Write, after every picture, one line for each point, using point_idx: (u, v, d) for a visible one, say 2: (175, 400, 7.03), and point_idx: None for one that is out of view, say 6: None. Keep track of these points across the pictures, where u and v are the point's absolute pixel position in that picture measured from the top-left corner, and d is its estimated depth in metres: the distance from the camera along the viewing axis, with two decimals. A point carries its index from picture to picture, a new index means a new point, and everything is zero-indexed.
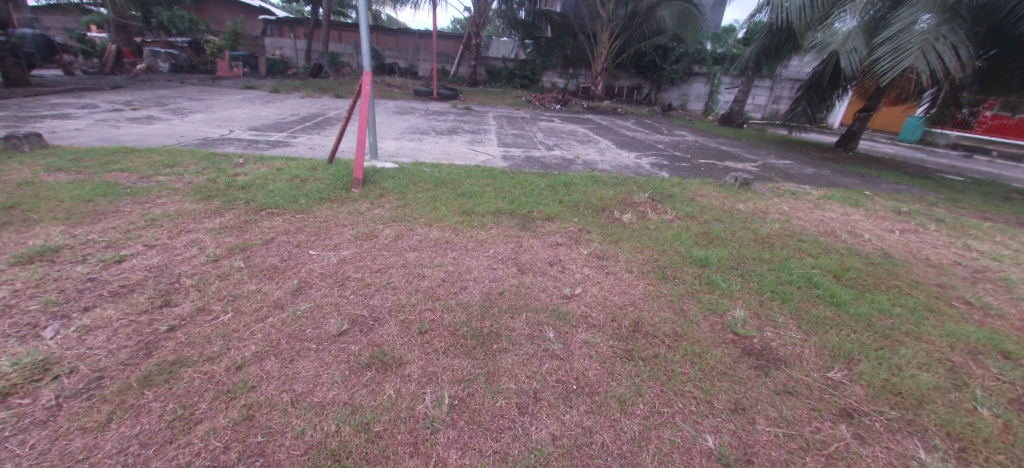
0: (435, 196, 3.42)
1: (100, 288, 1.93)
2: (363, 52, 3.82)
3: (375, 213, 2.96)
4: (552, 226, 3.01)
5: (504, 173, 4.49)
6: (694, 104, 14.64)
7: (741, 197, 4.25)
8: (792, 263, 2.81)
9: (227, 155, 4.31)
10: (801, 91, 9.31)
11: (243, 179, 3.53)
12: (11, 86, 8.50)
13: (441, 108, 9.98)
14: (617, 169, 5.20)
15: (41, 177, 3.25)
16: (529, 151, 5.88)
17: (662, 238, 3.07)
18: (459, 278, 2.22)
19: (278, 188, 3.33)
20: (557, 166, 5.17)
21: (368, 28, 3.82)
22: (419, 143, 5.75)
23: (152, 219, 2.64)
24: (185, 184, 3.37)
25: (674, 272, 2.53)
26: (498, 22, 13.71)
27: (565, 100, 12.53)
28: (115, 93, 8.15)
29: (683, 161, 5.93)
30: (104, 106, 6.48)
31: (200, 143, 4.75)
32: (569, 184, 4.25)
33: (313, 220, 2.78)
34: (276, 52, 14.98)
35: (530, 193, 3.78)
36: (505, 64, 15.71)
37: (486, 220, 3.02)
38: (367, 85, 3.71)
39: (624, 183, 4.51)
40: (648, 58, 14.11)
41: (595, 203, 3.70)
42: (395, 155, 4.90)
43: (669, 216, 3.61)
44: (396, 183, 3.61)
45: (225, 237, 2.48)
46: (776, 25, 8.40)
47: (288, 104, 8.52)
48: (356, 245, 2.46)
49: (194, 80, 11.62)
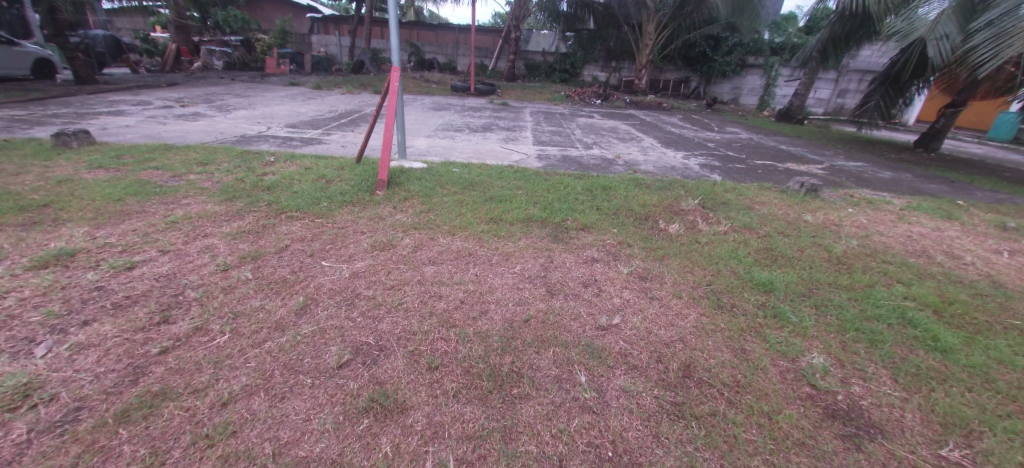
0: (462, 200, 3.18)
1: (104, 299, 1.84)
2: (392, 46, 3.63)
3: (397, 220, 2.76)
4: (588, 238, 2.69)
5: (538, 174, 4.20)
6: (747, 98, 13.61)
7: (807, 206, 3.73)
8: (878, 293, 2.34)
9: (260, 153, 4.29)
10: (873, 83, 8.34)
11: (269, 179, 3.46)
12: (82, 84, 9.14)
13: (476, 104, 9.79)
14: (661, 170, 4.78)
15: (80, 175, 3.31)
16: (566, 149, 5.54)
17: (715, 255, 2.68)
18: (480, 299, 1.96)
19: (302, 189, 3.22)
20: (596, 166, 4.81)
21: (398, 21, 3.62)
22: (451, 141, 5.57)
23: (172, 221, 2.58)
24: (213, 184, 3.33)
25: (731, 300, 2.15)
26: (538, 15, 13.35)
27: (606, 94, 11.99)
28: (171, 90, 8.56)
29: (736, 162, 5.39)
30: (156, 103, 6.76)
31: (237, 140, 4.78)
32: (608, 187, 3.89)
33: (332, 226, 2.62)
34: (321, 49, 15.40)
35: (564, 198, 3.47)
36: (545, 57, 15.30)
37: (513, 229, 2.75)
38: (395, 81, 3.51)
39: (669, 187, 4.10)
40: (697, 49, 13.25)
41: (637, 210, 3.34)
42: (425, 153, 4.73)
43: (723, 228, 3.19)
44: (422, 185, 3.41)
45: (240, 242, 2.36)
46: (847, 11, 7.53)
47: (328, 100, 8.61)
48: (371, 257, 2.26)
49: (244, 77, 12.09)
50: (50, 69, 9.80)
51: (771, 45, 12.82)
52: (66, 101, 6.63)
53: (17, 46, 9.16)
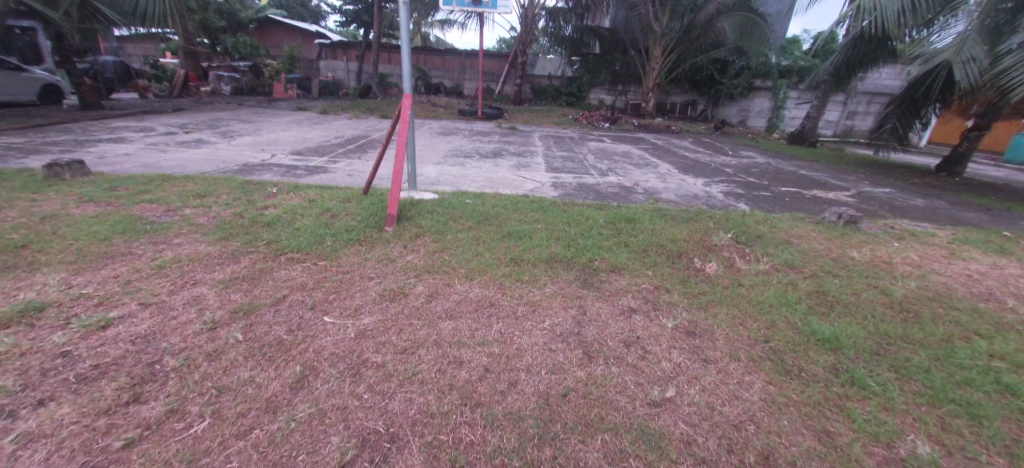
0: (477, 236, 2.93)
1: (69, 370, 1.57)
2: (404, 72, 3.42)
3: (409, 262, 2.49)
4: (621, 282, 2.42)
5: (556, 205, 3.95)
6: (755, 120, 13.50)
7: (849, 240, 3.46)
8: (960, 352, 2.04)
9: (262, 183, 4.08)
10: (889, 106, 8.16)
11: (270, 213, 3.22)
12: (88, 110, 9.11)
13: (485, 128, 9.68)
14: (684, 199, 4.53)
15: (68, 211, 3.10)
16: (581, 176, 5.31)
17: (765, 302, 2.38)
18: (508, 366, 1.66)
19: (304, 225, 2.98)
20: (615, 195, 4.56)
21: (409, 46, 3.43)
22: (462, 168, 5.36)
23: (159, 266, 2.33)
24: (209, 219, 3.09)
25: (798, 363, 1.85)
26: (544, 40, 13.48)
27: (614, 117, 11.90)
28: (177, 116, 8.50)
29: (761, 189, 5.15)
30: (160, 130, 6.64)
31: (239, 169, 4.58)
32: (633, 219, 3.65)
33: (337, 270, 2.36)
34: (329, 74, 15.53)
35: (588, 233, 3.21)
36: (551, 81, 15.35)
37: (538, 272, 2.48)
38: (407, 108, 3.32)
39: (697, 218, 3.85)
40: (704, 72, 13.25)
41: (667, 247, 3.06)
42: (435, 182, 4.53)
43: (764, 267, 2.92)
44: (434, 219, 3.17)
45: (233, 292, 2.10)
46: (861, 34, 7.38)
47: (334, 125, 8.52)
48: (380, 310, 1.98)
49: (251, 102, 12.11)
50: (58, 95, 9.82)
51: (779, 68, 12.80)
52: (68, 128, 6.51)
53: (26, 72, 9.23)
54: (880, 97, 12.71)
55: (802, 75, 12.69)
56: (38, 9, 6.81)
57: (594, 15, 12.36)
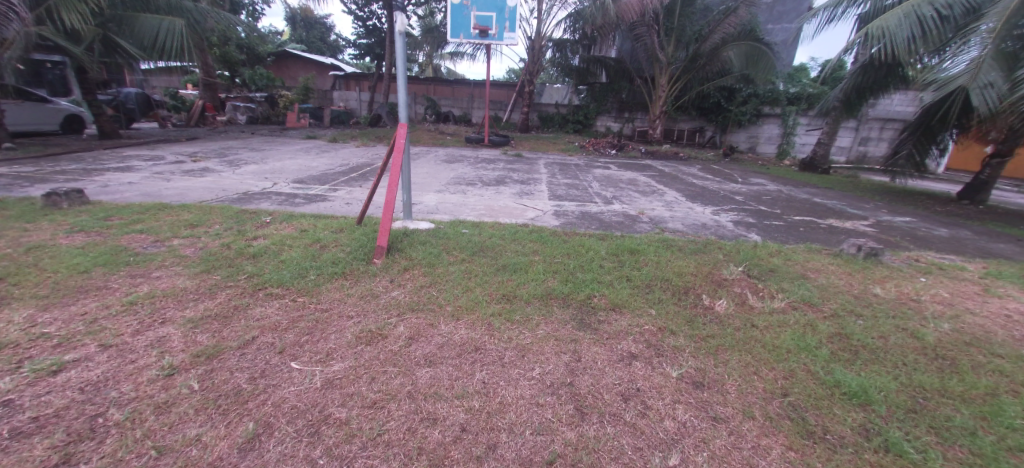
0: (470, 270, 2.77)
1: (4, 422, 1.42)
2: (400, 102, 3.36)
3: (394, 298, 2.34)
4: (621, 322, 2.22)
5: (556, 235, 3.80)
6: (764, 147, 13.35)
7: (871, 275, 3.22)
8: (1009, 409, 1.78)
9: (257, 212, 4.01)
10: (903, 132, 7.96)
11: (259, 244, 3.12)
12: (105, 139, 9.36)
13: (491, 156, 9.70)
14: (691, 228, 4.34)
15: (56, 241, 3.04)
16: (585, 204, 5.17)
17: (782, 348, 2.16)
18: (488, 424, 1.47)
19: (291, 257, 2.86)
20: (619, 224, 4.40)
21: (406, 75, 3.38)
22: (463, 196, 5.27)
23: (131, 302, 2.22)
24: (196, 250, 3.00)
25: (821, 422, 1.62)
26: (551, 70, 13.74)
27: (621, 144, 11.88)
28: (189, 145, 8.67)
29: (773, 218, 4.95)
30: (169, 159, 6.75)
31: (238, 198, 4.54)
32: (636, 250, 3.47)
33: (316, 307, 2.21)
34: (342, 104, 15.96)
35: (588, 265, 3.04)
36: (558, 109, 15.51)
37: (530, 310, 2.29)
38: (401, 137, 3.24)
39: (705, 249, 3.66)
40: (711, 99, 13.27)
41: (673, 282, 2.87)
42: (433, 210, 4.43)
43: (779, 304, 2.70)
44: (426, 251, 3.03)
45: (201, 332, 1.96)
46: (869, 60, 7.28)
47: (342, 153, 8.60)
48: (354, 355, 1.81)
49: (264, 130, 12.41)
50: (79, 125, 10.17)
51: (787, 95, 12.77)
52: (80, 156, 6.65)
53: (51, 103, 9.60)
54: (893, 124, 12.51)
55: (811, 102, 12.60)
56: (62, 44, 7.11)
57: (600, 46, 12.63)
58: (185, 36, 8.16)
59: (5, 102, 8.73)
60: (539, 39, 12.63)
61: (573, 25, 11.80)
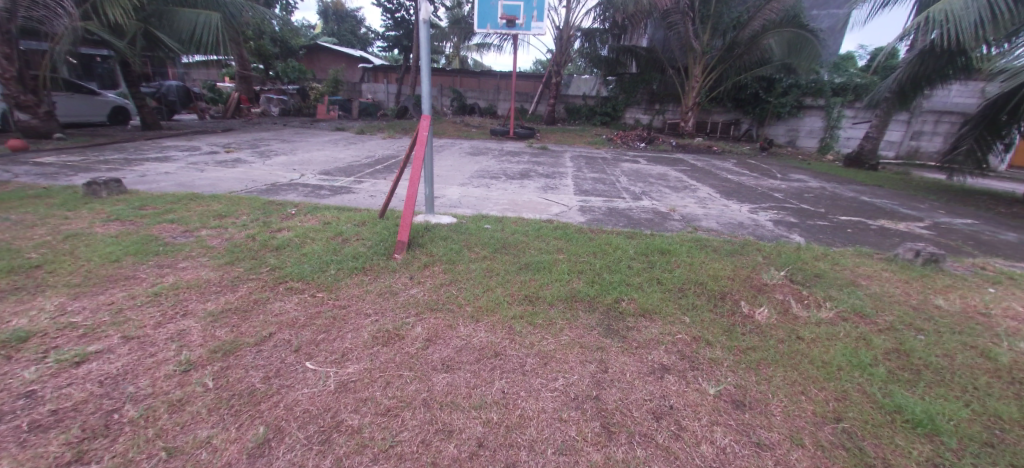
0: (492, 268, 2.67)
1: (25, 414, 1.42)
2: (423, 94, 3.27)
3: (413, 296, 2.26)
4: (652, 330, 2.07)
5: (582, 232, 3.65)
6: (805, 141, 12.62)
7: (932, 284, 2.92)
8: None
9: (283, 203, 4.04)
10: (965, 125, 7.30)
11: (282, 236, 3.11)
12: (147, 130, 9.77)
13: (516, 148, 9.55)
14: (727, 227, 4.09)
15: (92, 230, 3.14)
16: (612, 200, 4.98)
17: (832, 364, 1.96)
18: (507, 441, 1.37)
19: (312, 250, 2.83)
20: (648, 221, 4.20)
21: (429, 65, 3.28)
22: (486, 189, 5.17)
23: (156, 293, 2.24)
24: (222, 241, 3.03)
25: (882, 454, 1.44)
26: (579, 61, 13.41)
27: (650, 137, 11.48)
28: (223, 136, 8.93)
29: (817, 217, 4.62)
30: (204, 149, 6.95)
31: (266, 189, 4.59)
32: (667, 250, 3.29)
33: (334, 304, 2.16)
34: (370, 96, 16.13)
35: (616, 265, 2.88)
36: (585, 101, 15.17)
37: (553, 313, 2.17)
38: (424, 130, 3.16)
39: (743, 250, 3.42)
40: (748, 90, 12.64)
41: (709, 286, 2.68)
42: (456, 204, 4.35)
43: (827, 315, 2.48)
44: (447, 247, 2.95)
45: (219, 327, 1.94)
46: (930, 47, 6.67)
47: (368, 145, 8.66)
48: (370, 356, 1.74)
49: (296, 122, 12.68)
50: (125, 117, 10.67)
51: (832, 85, 11.99)
52: (123, 147, 6.94)
53: (99, 95, 10.09)
54: (950, 116, 11.57)
55: (859, 92, 11.79)
56: (108, 39, 7.41)
57: (631, 35, 12.20)
58: (220, 29, 8.36)
59: (58, 94, 9.23)
60: (568, 28, 12.33)
61: (603, 14, 11.45)
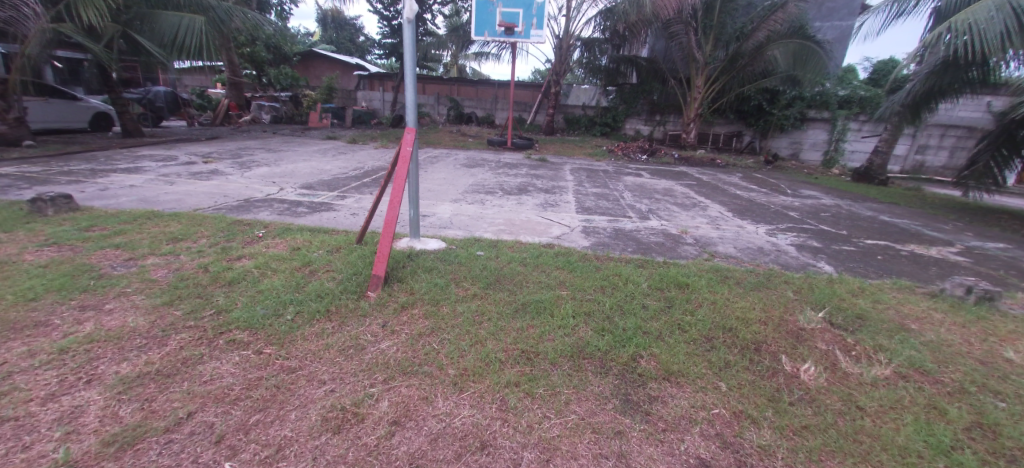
0: (483, 310, 2.25)
1: None
2: (407, 102, 2.85)
3: (383, 353, 1.82)
4: (682, 406, 1.64)
5: (587, 260, 3.22)
6: (809, 154, 12.34)
7: (994, 329, 2.51)
8: None
9: (252, 223, 3.60)
10: (983, 141, 6.99)
11: (240, 267, 2.67)
12: (128, 137, 9.35)
13: (514, 160, 9.17)
14: (747, 253, 3.68)
15: (19, 258, 2.70)
16: (617, 220, 4.58)
17: (910, 451, 1.55)
18: None
19: (271, 286, 2.40)
20: (659, 246, 3.78)
21: (414, 69, 2.87)
22: (481, 206, 4.77)
23: (63, 348, 1.80)
24: (167, 273, 2.59)
25: None
26: (578, 70, 13.14)
27: (652, 149, 11.14)
28: (206, 144, 8.51)
29: (841, 242, 4.25)
30: (181, 159, 6.52)
31: (237, 206, 4.14)
32: (685, 284, 2.88)
33: (282, 365, 1.72)
34: (365, 104, 15.77)
35: (629, 307, 2.46)
36: (585, 111, 14.87)
37: (557, 378, 1.74)
38: (407, 144, 2.73)
39: (769, 284, 3.02)
40: (751, 102, 12.37)
41: (741, 335, 2.26)
42: (446, 225, 3.94)
43: (882, 372, 2.09)
44: (432, 281, 2.52)
45: (126, 405, 1.50)
46: (948, 59, 6.35)
47: (358, 155, 8.25)
48: (313, 454, 1.31)
49: (286, 130, 12.28)
50: (107, 123, 10.26)
51: (837, 97, 11.75)
52: (94, 156, 6.51)
53: (80, 101, 9.68)
54: (957, 130, 11.32)
55: (864, 105, 11.56)
56: (83, 42, 7.03)
57: (631, 45, 11.96)
58: (204, 34, 8.05)
59: (33, 99, 8.80)
60: (567, 37, 12.10)
61: (603, 23, 11.20)
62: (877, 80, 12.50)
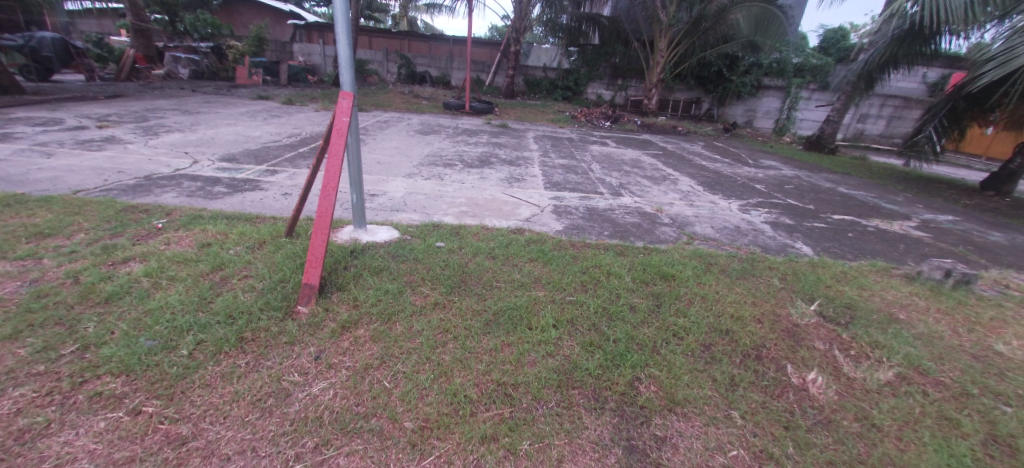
0: (446, 325, 1.83)
1: None
2: (341, 59, 2.25)
3: (315, 402, 1.38)
4: (698, 453, 1.35)
5: (562, 249, 2.86)
6: (763, 121, 12.56)
7: (976, 318, 2.46)
8: None
9: (151, 210, 2.88)
10: (929, 111, 7.20)
11: (124, 275, 2.05)
12: (2, 95, 7.66)
13: (472, 126, 8.52)
14: (726, 234, 3.48)
15: None
16: (588, 196, 4.25)
17: None
18: None
19: (166, 304, 1.83)
20: (637, 228, 3.49)
21: (348, 15, 2.24)
22: (438, 182, 4.24)
23: None
24: (17, 288, 1.92)
25: None
26: (539, 28, 12.37)
27: (615, 115, 10.81)
28: (104, 104, 7.14)
29: (811, 218, 4.16)
30: (68, 123, 5.35)
31: (134, 185, 3.36)
32: (673, 276, 2.59)
33: (167, 438, 1.23)
34: (303, 59, 14.11)
35: (617, 310, 2.12)
36: (546, 73, 14.08)
37: (545, 423, 1.39)
38: (342, 113, 2.14)
39: (754, 271, 2.82)
40: (712, 68, 12.26)
41: (739, 339, 2.02)
42: (399, 207, 3.41)
43: (886, 376, 1.92)
44: (380, 289, 2.04)
45: None
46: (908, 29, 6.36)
47: (295, 119, 7.26)
48: None
49: (209, 88, 10.70)
50: None
51: (792, 65, 11.88)
52: None
53: None
54: (895, 100, 11.84)
55: (815, 74, 11.88)
56: None
57: (594, 2, 11.31)
58: None
59: None
60: None
61: None
62: (826, 49, 12.78)
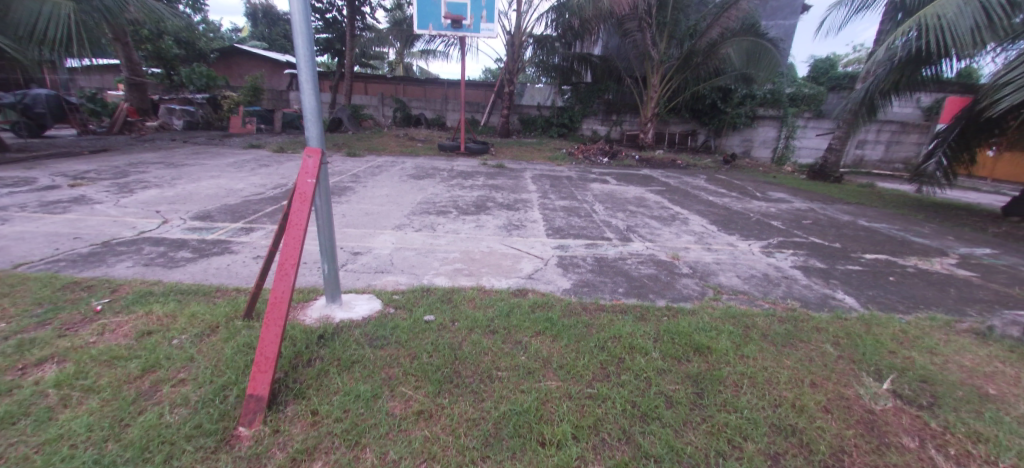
0: (431, 448, 1.40)
1: None
2: (307, 111, 1.94)
3: None
4: None
5: (571, 315, 2.44)
6: (760, 151, 12.45)
7: None
8: None
9: (95, 287, 2.48)
10: (938, 136, 6.95)
11: (30, 386, 1.62)
12: None
13: (468, 167, 8.29)
14: (755, 286, 3.08)
15: None
16: (595, 244, 3.89)
17: None
18: None
19: (68, 434, 1.39)
20: (654, 281, 3.09)
21: (314, 61, 1.95)
22: (431, 234, 3.89)
23: None
24: None
25: None
26: (531, 69, 12.51)
27: (613, 151, 10.66)
28: (87, 160, 6.91)
29: (843, 260, 3.77)
30: (39, 183, 5.06)
31: (88, 255, 2.99)
32: (708, 348, 2.16)
33: None
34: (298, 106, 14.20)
35: (650, 407, 1.68)
36: (541, 112, 14.15)
37: None
38: (307, 174, 1.79)
39: (800, 335, 2.38)
40: (705, 100, 12.29)
41: (809, 442, 1.58)
42: (385, 269, 3.02)
43: None
44: (348, 395, 1.60)
45: None
46: (907, 58, 6.20)
47: (283, 168, 7.01)
48: None
49: (201, 138, 10.60)
50: None
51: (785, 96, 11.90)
52: None
53: None
54: (890, 125, 11.67)
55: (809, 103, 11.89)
56: None
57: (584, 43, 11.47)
58: (75, 22, 6.61)
59: None
60: (519, 34, 11.40)
61: (556, 19, 10.56)
62: (817, 78, 12.87)
